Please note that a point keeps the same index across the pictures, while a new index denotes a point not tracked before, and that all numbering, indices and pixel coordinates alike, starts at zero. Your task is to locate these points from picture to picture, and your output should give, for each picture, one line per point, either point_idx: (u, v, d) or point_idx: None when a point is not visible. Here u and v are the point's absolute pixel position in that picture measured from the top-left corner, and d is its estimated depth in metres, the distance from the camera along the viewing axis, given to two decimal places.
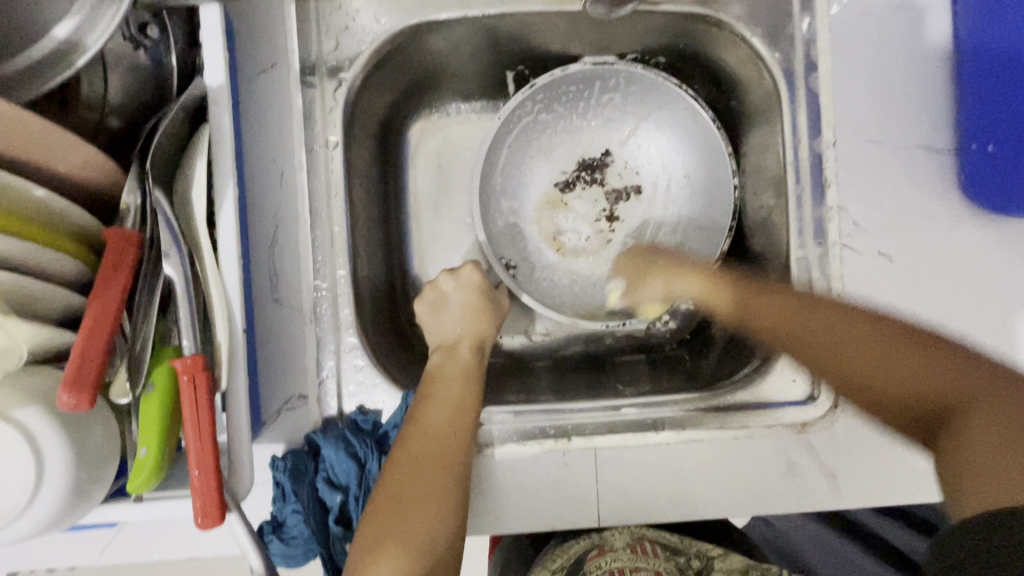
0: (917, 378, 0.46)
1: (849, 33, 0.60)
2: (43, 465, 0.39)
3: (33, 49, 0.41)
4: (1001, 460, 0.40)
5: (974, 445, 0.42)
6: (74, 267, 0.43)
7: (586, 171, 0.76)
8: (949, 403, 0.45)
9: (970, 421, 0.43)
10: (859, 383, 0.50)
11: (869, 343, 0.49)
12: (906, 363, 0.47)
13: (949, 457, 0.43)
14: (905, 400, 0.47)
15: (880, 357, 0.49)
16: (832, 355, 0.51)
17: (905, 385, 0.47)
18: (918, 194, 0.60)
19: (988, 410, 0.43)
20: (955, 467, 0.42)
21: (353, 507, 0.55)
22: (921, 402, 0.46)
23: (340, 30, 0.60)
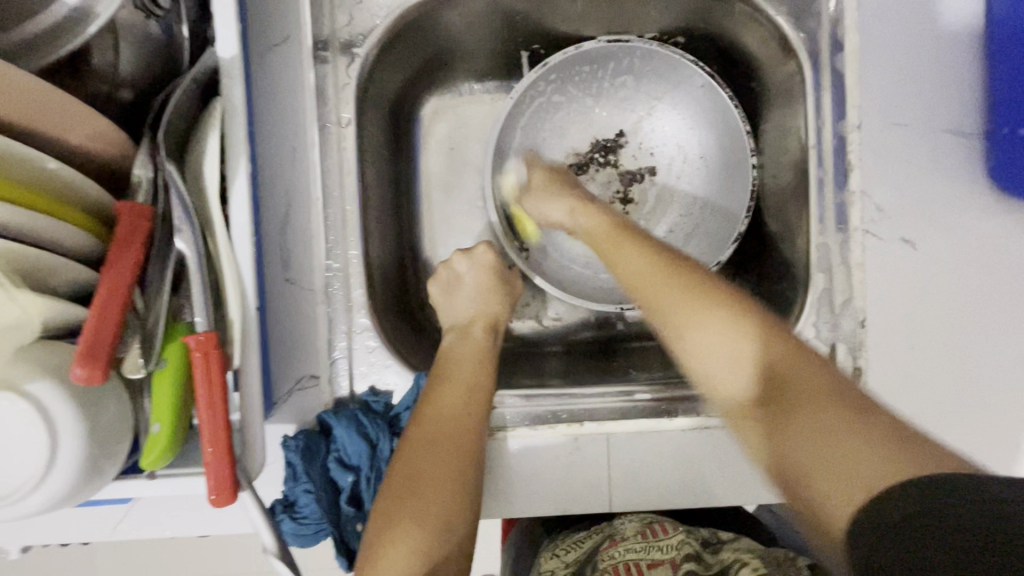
0: (789, 379, 0.46)
1: (877, 11, 0.58)
2: (58, 439, 0.39)
3: (45, 17, 0.41)
4: (851, 452, 0.39)
5: (825, 439, 0.41)
6: (86, 241, 0.42)
7: (600, 153, 0.74)
8: (807, 404, 0.44)
9: (820, 422, 0.42)
10: (761, 386, 0.48)
11: (767, 351, 0.49)
12: (784, 362, 0.48)
13: (805, 460, 0.42)
14: (763, 404, 0.47)
15: (788, 361, 0.48)
16: (726, 361, 0.50)
17: (778, 381, 0.47)
18: (944, 179, 0.58)
19: (834, 408, 0.43)
20: (815, 464, 0.41)
21: (364, 488, 0.55)
22: (783, 402, 0.45)
23: (353, 5, 0.59)
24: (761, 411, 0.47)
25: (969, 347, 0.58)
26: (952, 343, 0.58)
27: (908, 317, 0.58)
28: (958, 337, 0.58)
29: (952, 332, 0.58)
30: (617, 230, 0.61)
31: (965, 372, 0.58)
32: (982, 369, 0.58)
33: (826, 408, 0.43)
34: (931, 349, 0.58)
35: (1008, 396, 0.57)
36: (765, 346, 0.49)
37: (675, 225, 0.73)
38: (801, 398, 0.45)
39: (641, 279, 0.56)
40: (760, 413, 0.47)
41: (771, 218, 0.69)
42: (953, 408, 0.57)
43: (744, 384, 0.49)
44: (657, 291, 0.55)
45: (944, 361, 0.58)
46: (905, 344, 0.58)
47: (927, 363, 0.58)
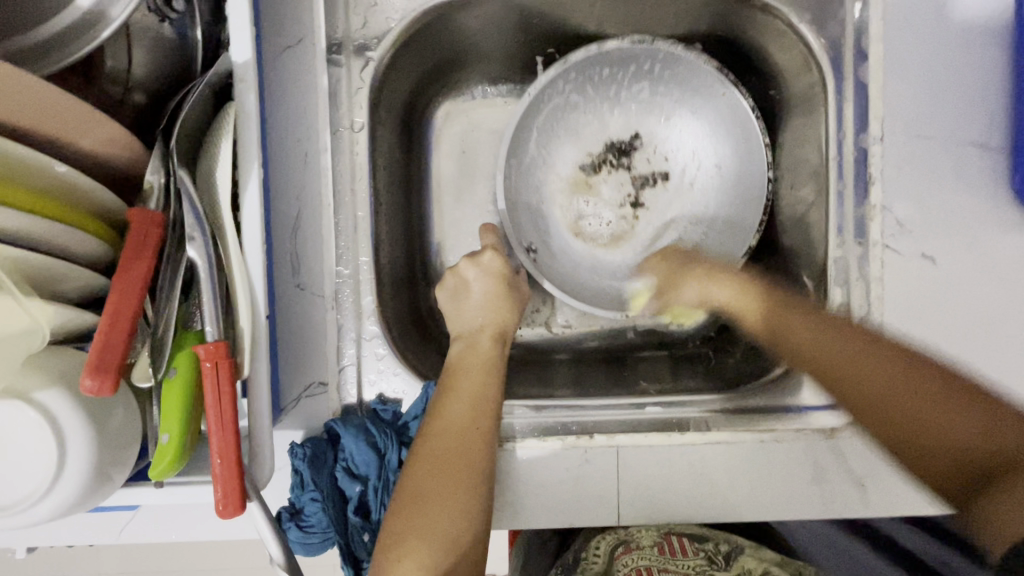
0: (954, 427, 0.43)
1: (908, 17, 0.56)
2: (66, 447, 0.39)
3: (58, 20, 0.40)
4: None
5: (1012, 487, 0.39)
6: (95, 247, 0.42)
7: (614, 155, 0.73)
8: (1005, 460, 0.41)
9: (1015, 476, 0.39)
10: (909, 431, 0.45)
11: (901, 387, 0.46)
12: (926, 399, 0.45)
13: (982, 507, 0.40)
14: (953, 463, 0.43)
15: (897, 396, 0.46)
16: (862, 406, 0.48)
17: (925, 426, 0.44)
18: (967, 195, 0.57)
19: (1022, 451, 0.40)
20: (996, 509, 0.38)
21: (372, 498, 0.54)
22: (966, 458, 0.42)
23: (368, 7, 0.58)
24: (935, 458, 0.44)
25: (989, 365, 0.57)
26: (971, 361, 0.57)
27: (926, 333, 0.57)
28: (977, 355, 0.57)
29: (972, 350, 0.57)
30: (753, 292, 0.59)
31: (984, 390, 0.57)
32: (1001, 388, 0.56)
33: (1017, 460, 0.40)
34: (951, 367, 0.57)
35: None
36: (860, 366, 0.49)
37: (685, 231, 0.72)
38: (989, 452, 0.41)
39: (790, 336, 0.54)
40: (940, 468, 0.44)
41: (787, 229, 0.68)
42: None
43: (890, 430, 0.47)
44: (791, 343, 0.54)
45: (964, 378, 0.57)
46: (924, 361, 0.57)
47: None
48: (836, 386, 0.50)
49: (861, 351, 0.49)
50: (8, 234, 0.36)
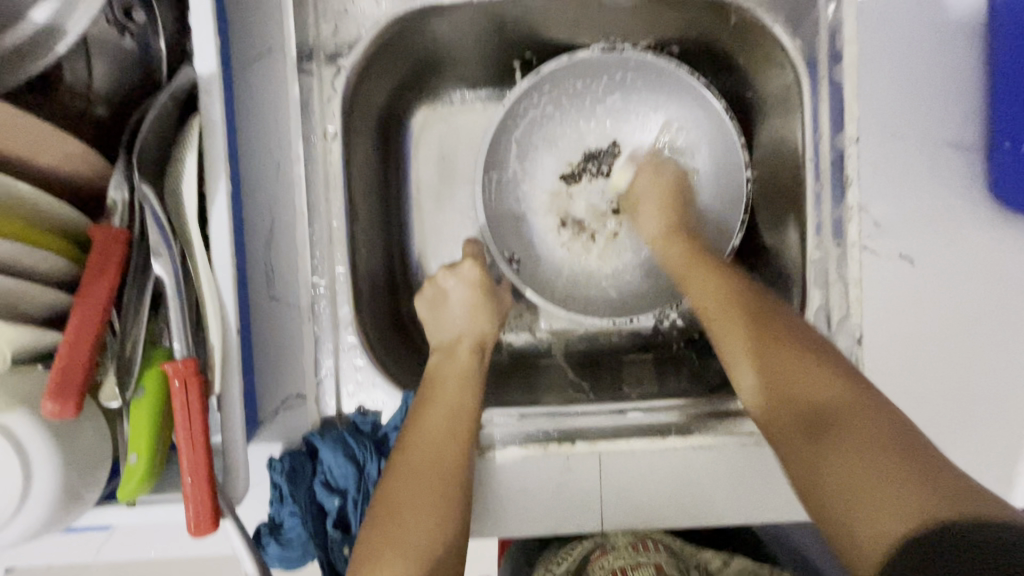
0: (836, 406, 0.46)
1: (877, 21, 0.57)
2: (30, 471, 0.38)
3: (11, 35, 0.39)
4: (886, 481, 0.40)
5: (862, 473, 0.41)
6: (58, 265, 0.41)
7: (593, 163, 0.72)
8: (845, 428, 0.44)
9: (858, 464, 0.41)
10: (795, 408, 0.48)
11: (810, 371, 0.48)
12: (824, 385, 0.47)
13: (822, 481, 0.43)
14: (807, 425, 0.46)
15: (803, 382, 0.48)
16: (770, 383, 0.50)
17: (816, 407, 0.47)
18: (944, 195, 0.57)
19: (867, 429, 0.43)
20: (846, 502, 0.41)
21: (351, 511, 0.54)
22: (817, 424, 0.46)
23: (339, 15, 0.57)
24: (796, 428, 0.47)
25: (968, 364, 0.57)
26: (950, 360, 0.57)
27: (906, 333, 0.57)
28: (957, 353, 0.57)
29: (951, 348, 0.57)
30: (693, 255, 0.61)
31: (964, 390, 0.57)
32: (978, 386, 0.57)
33: (860, 443, 0.42)
34: (930, 366, 0.57)
35: (1005, 413, 0.57)
36: (770, 342, 0.51)
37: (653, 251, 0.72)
38: (840, 424, 0.44)
39: (714, 307, 0.56)
40: (793, 432, 0.47)
41: (767, 229, 0.67)
42: (951, 424, 0.57)
43: (781, 400, 0.49)
44: (720, 318, 0.55)
45: (942, 378, 0.57)
46: (903, 361, 0.57)
47: (926, 380, 0.57)
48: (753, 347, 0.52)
49: (774, 331, 0.52)
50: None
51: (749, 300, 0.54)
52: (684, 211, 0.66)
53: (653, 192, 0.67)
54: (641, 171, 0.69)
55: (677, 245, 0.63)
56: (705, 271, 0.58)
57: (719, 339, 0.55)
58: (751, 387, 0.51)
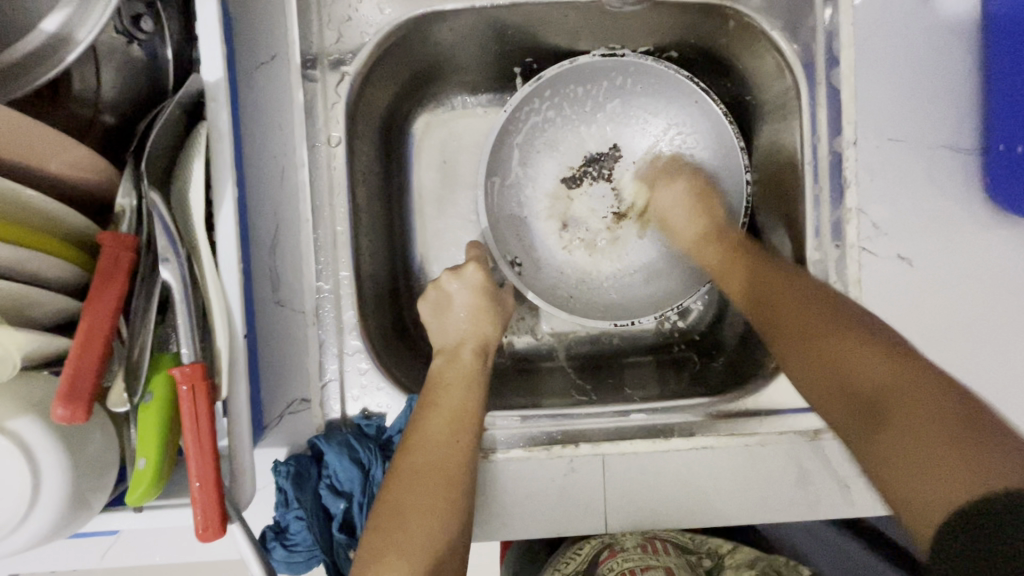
0: (886, 394, 0.44)
1: (874, 26, 0.58)
2: (39, 476, 0.38)
3: (22, 44, 0.39)
4: (931, 467, 0.38)
5: (913, 456, 0.40)
6: (68, 271, 0.41)
7: (594, 167, 0.73)
8: (904, 411, 0.42)
9: (918, 436, 0.40)
10: (850, 398, 0.46)
11: (852, 358, 0.47)
12: (877, 374, 0.45)
13: (883, 454, 0.42)
14: (863, 410, 0.45)
15: (852, 368, 0.47)
16: (816, 377, 0.49)
17: (863, 391, 0.45)
18: (941, 197, 0.58)
19: (928, 412, 0.41)
20: (903, 474, 0.40)
21: (356, 514, 0.55)
22: (871, 412, 0.44)
23: (342, 22, 0.58)
24: (856, 417, 0.46)
25: (967, 363, 0.57)
26: (950, 360, 0.57)
27: (905, 333, 0.58)
28: (957, 353, 0.57)
29: (951, 348, 0.57)
30: (732, 252, 0.61)
31: (965, 390, 0.57)
32: (978, 385, 0.57)
33: (921, 423, 0.41)
34: (929, 366, 0.57)
35: (1006, 411, 0.57)
36: (808, 329, 0.51)
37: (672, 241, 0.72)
38: (895, 410, 0.43)
39: (754, 300, 0.56)
40: (852, 420, 0.46)
41: (767, 232, 0.68)
42: None
43: (830, 388, 0.48)
44: (756, 309, 0.56)
45: None
46: None
47: None
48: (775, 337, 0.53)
49: (812, 314, 0.51)
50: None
51: (789, 288, 0.54)
52: (715, 211, 0.65)
53: (679, 196, 0.67)
54: (657, 190, 0.69)
55: (710, 249, 0.64)
56: (738, 270, 0.59)
57: (761, 328, 0.55)
58: (793, 366, 0.52)
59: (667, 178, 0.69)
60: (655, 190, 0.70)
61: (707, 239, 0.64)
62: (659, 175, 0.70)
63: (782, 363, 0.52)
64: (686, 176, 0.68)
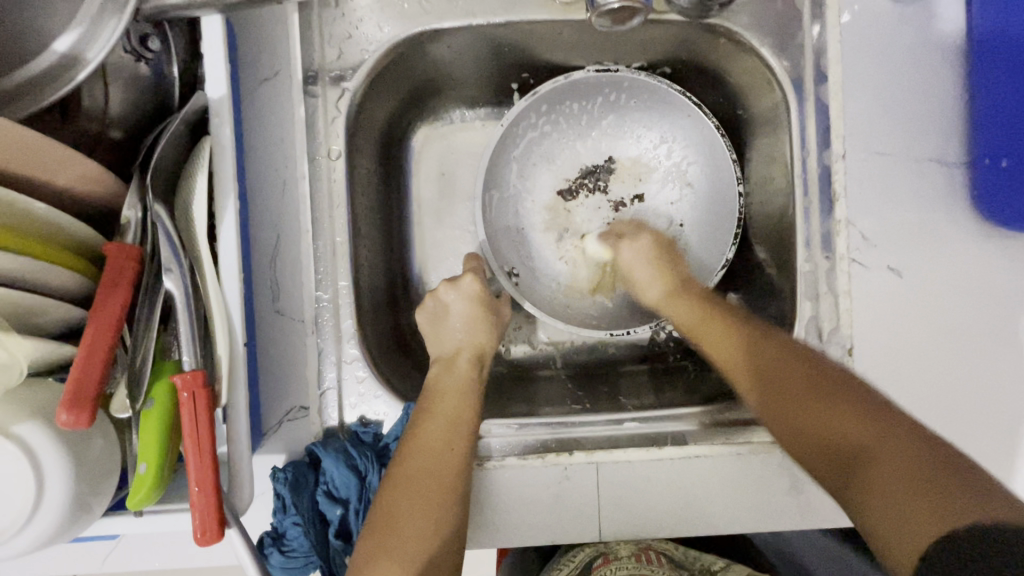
0: (863, 442, 0.44)
1: (859, 44, 0.59)
2: (42, 480, 0.39)
3: (36, 63, 0.41)
4: (919, 496, 0.39)
5: (898, 487, 0.40)
6: (73, 281, 0.42)
7: (589, 179, 0.74)
8: (878, 455, 0.43)
9: (896, 470, 0.41)
10: (826, 452, 0.47)
11: (821, 414, 0.48)
12: (865, 425, 0.45)
13: (873, 506, 0.42)
14: (839, 463, 0.46)
15: (833, 420, 0.47)
16: (798, 439, 0.49)
17: (837, 443, 0.46)
18: (929, 209, 0.59)
19: (898, 455, 0.42)
20: (883, 518, 0.40)
21: (353, 520, 0.55)
22: (852, 459, 0.45)
23: (343, 39, 0.60)
24: (836, 469, 0.46)
25: (956, 372, 0.58)
26: (941, 369, 0.58)
27: (894, 343, 0.58)
28: (947, 364, 0.58)
29: (941, 358, 0.58)
30: (705, 307, 0.61)
31: (957, 399, 0.58)
32: (967, 396, 0.58)
33: (899, 456, 0.42)
34: (920, 376, 0.58)
35: (994, 422, 0.58)
36: (808, 394, 0.49)
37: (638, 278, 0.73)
38: (868, 454, 0.44)
39: (731, 363, 0.56)
40: (830, 475, 0.46)
41: (760, 243, 0.69)
42: (941, 434, 0.58)
43: (813, 451, 0.48)
44: (737, 366, 0.55)
45: (933, 388, 0.58)
46: (894, 371, 0.58)
47: (917, 389, 0.58)
48: (763, 398, 0.53)
49: (801, 382, 0.50)
50: (12, 275, 0.38)
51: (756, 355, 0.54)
52: (679, 267, 0.66)
53: (645, 251, 0.67)
54: (624, 242, 0.69)
55: (682, 303, 0.63)
56: (716, 329, 0.58)
57: (740, 390, 0.55)
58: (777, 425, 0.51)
59: (632, 237, 0.69)
60: (625, 258, 0.68)
61: (673, 295, 0.64)
62: (626, 232, 0.70)
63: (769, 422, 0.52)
64: (648, 237, 0.68)
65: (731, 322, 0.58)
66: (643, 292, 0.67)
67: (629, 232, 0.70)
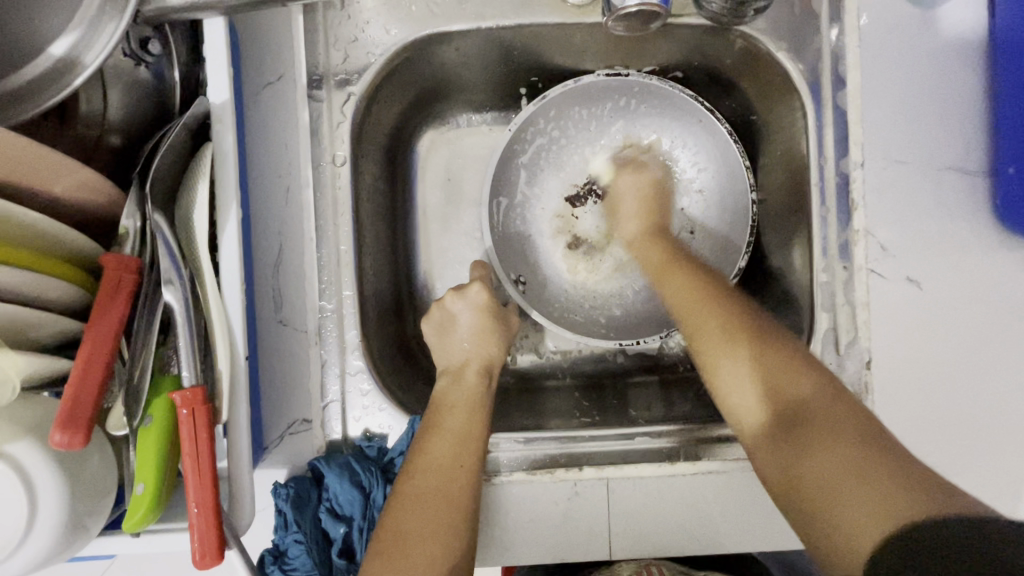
0: (812, 405, 0.47)
1: (878, 49, 0.58)
2: (35, 499, 0.37)
3: (31, 68, 0.40)
4: (861, 484, 0.41)
5: (837, 474, 0.42)
6: (67, 293, 0.41)
7: (598, 185, 0.73)
8: (823, 424, 0.45)
9: (842, 456, 0.43)
10: (779, 408, 0.49)
11: (778, 365, 0.50)
12: (818, 395, 0.47)
13: (811, 482, 0.44)
14: (784, 422, 0.48)
15: (783, 379, 0.49)
16: (749, 383, 0.51)
17: (789, 403, 0.48)
18: (951, 219, 0.57)
19: (845, 432, 0.44)
20: (824, 493, 0.42)
21: (356, 538, 0.53)
22: (796, 424, 0.47)
23: (349, 42, 0.58)
24: (776, 430, 0.48)
25: (978, 388, 0.56)
26: (962, 385, 0.56)
27: (914, 357, 0.57)
28: (970, 379, 0.56)
29: (961, 372, 0.57)
30: (674, 258, 0.62)
31: (979, 416, 0.56)
32: (989, 413, 0.56)
33: (840, 440, 0.44)
34: (941, 391, 0.56)
35: (1018, 439, 0.56)
36: (767, 349, 0.51)
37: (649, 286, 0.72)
38: (817, 423, 0.46)
39: (691, 310, 0.57)
40: (774, 432, 0.48)
41: (774, 252, 0.67)
42: (960, 450, 0.56)
43: (759, 404, 0.50)
44: (698, 320, 0.56)
45: (955, 404, 0.56)
46: (914, 386, 0.57)
47: (938, 405, 0.56)
48: (723, 365, 0.53)
49: (763, 342, 0.51)
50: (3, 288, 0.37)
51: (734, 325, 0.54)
52: (663, 215, 0.68)
53: (641, 184, 0.69)
54: (624, 171, 0.70)
55: (654, 248, 0.65)
56: (687, 279, 0.59)
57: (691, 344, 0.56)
58: (728, 381, 0.52)
59: (625, 189, 0.69)
60: (620, 188, 0.70)
61: (654, 244, 0.65)
62: (631, 180, 0.69)
63: (713, 376, 0.53)
64: (648, 184, 0.69)
65: (703, 276, 0.59)
66: (631, 242, 0.68)
67: (625, 202, 0.69)
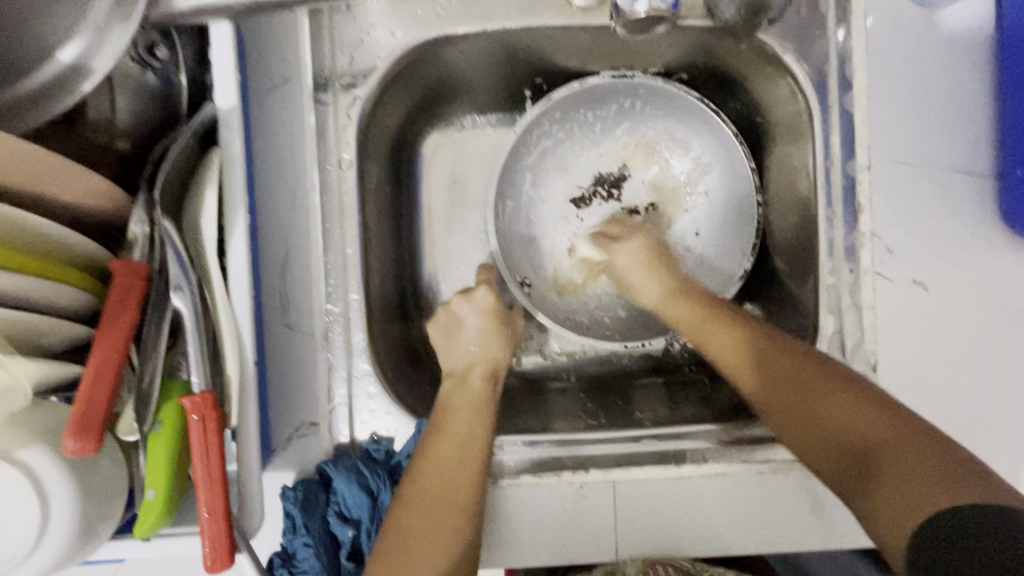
0: (881, 442, 0.42)
1: (885, 51, 0.58)
2: (47, 505, 0.37)
3: (40, 74, 0.40)
4: (915, 479, 0.39)
5: (894, 479, 0.40)
6: (79, 300, 0.41)
7: (603, 187, 0.72)
8: (891, 454, 0.41)
9: (898, 461, 0.41)
10: (845, 451, 0.45)
11: (834, 405, 0.47)
12: (878, 423, 0.44)
13: (882, 514, 0.40)
14: (855, 464, 0.44)
15: (838, 422, 0.46)
16: (810, 434, 0.47)
17: (853, 440, 0.44)
18: (957, 221, 0.57)
19: (915, 449, 0.41)
20: (883, 502, 0.40)
21: (365, 541, 0.54)
22: (862, 463, 0.43)
23: (354, 45, 0.58)
24: (847, 472, 0.44)
25: (984, 390, 0.57)
26: (968, 387, 0.57)
27: (920, 359, 0.57)
28: (976, 381, 0.57)
29: (967, 374, 0.57)
30: (703, 302, 0.59)
31: (986, 418, 0.56)
32: (993, 415, 0.56)
33: (912, 461, 0.40)
34: (946, 393, 0.57)
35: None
36: (812, 391, 0.48)
37: None
38: (886, 454, 0.42)
39: (738, 359, 0.54)
40: (849, 476, 0.44)
41: (779, 255, 0.67)
42: None
43: (834, 452, 0.46)
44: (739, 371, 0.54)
45: (961, 406, 0.56)
46: (920, 389, 0.57)
47: (945, 407, 0.56)
48: (774, 409, 0.51)
49: (813, 388, 0.48)
50: (15, 295, 0.37)
51: (759, 338, 0.54)
52: (674, 268, 0.64)
53: (635, 254, 0.64)
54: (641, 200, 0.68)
55: (681, 304, 0.60)
56: (721, 321, 0.57)
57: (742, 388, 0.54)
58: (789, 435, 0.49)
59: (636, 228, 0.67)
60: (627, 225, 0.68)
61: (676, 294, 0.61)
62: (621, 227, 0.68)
63: (780, 427, 0.50)
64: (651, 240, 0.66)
65: (739, 324, 0.56)
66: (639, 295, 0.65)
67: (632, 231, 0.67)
